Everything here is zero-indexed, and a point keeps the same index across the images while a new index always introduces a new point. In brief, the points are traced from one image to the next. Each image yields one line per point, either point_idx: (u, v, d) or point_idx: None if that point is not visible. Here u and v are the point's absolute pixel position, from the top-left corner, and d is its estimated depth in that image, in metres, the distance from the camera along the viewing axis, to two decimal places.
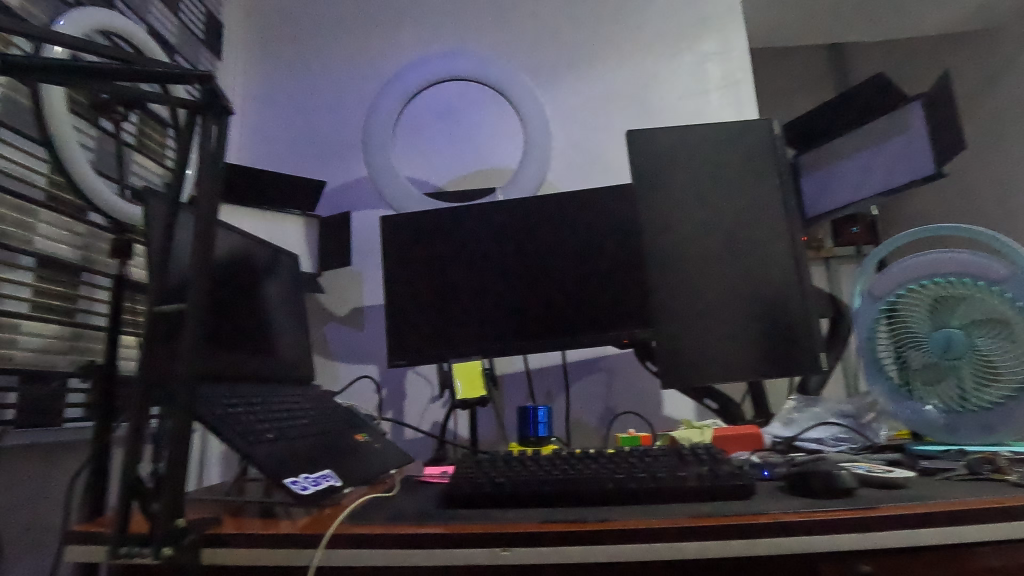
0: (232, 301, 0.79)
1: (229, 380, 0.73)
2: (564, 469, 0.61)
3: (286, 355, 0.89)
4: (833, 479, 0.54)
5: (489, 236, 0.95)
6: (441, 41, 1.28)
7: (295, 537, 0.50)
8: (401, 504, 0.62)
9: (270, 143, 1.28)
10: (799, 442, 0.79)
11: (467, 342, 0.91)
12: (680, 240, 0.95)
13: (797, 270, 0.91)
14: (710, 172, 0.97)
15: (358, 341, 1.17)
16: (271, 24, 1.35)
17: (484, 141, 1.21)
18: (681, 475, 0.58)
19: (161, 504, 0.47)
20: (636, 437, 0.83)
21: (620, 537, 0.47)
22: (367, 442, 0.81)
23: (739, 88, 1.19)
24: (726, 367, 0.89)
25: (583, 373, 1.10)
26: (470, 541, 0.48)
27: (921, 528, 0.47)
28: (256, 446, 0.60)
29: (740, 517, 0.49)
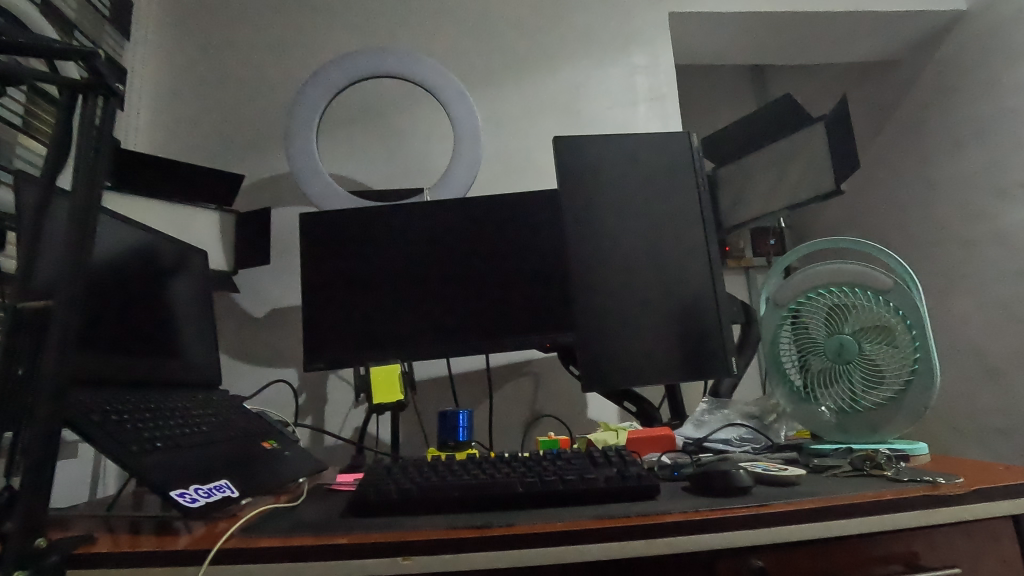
0: (124, 298, 0.73)
1: (117, 384, 0.67)
2: (476, 474, 0.60)
3: (189, 358, 0.83)
4: (731, 478, 0.57)
5: (414, 237, 0.93)
6: (372, 35, 1.25)
7: (178, 553, 0.47)
8: (305, 514, 0.59)
9: (183, 130, 1.20)
10: (708, 442, 0.82)
11: (388, 344, 0.89)
12: (604, 244, 0.96)
13: (712, 277, 0.95)
14: (633, 181, 0.99)
15: (275, 344, 1.12)
16: (188, 5, 1.27)
17: (414, 141, 1.19)
18: (590, 478, 0.58)
19: (16, 522, 0.42)
20: (555, 440, 0.83)
21: (523, 541, 0.47)
22: (275, 449, 0.77)
23: (664, 101, 1.24)
24: (643, 371, 0.92)
25: (508, 377, 1.10)
26: (369, 551, 0.46)
27: (808, 523, 0.49)
28: (141, 456, 0.55)
29: (641, 518, 0.50)
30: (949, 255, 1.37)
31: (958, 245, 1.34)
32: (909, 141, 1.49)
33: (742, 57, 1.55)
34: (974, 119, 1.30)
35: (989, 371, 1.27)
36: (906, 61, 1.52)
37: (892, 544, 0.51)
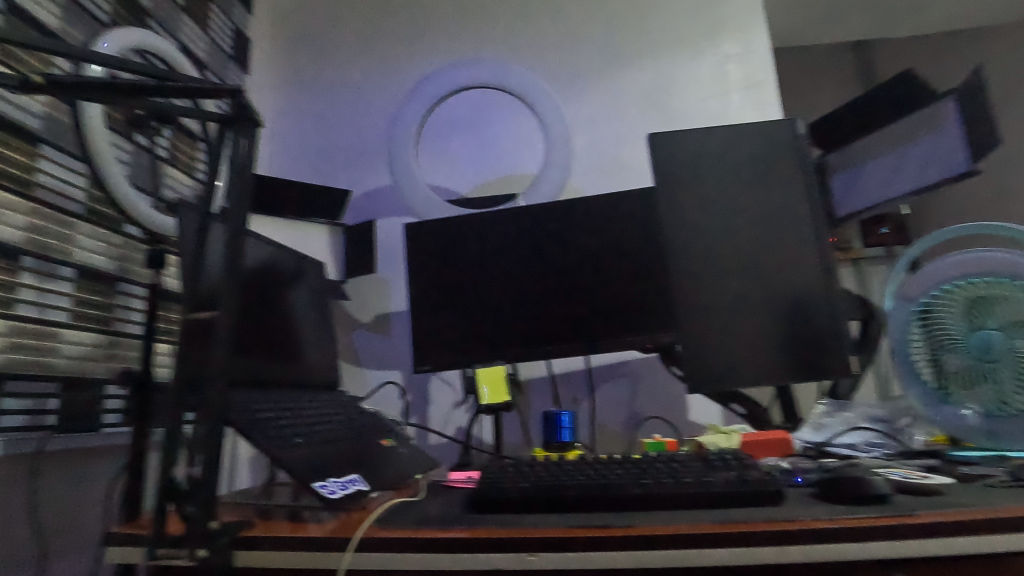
0: (260, 307, 0.81)
1: (258, 385, 0.75)
2: (589, 474, 0.61)
3: (314, 361, 0.91)
4: (865, 486, 0.53)
5: (511, 241, 0.95)
6: (460, 48, 1.29)
7: (325, 540, 0.51)
8: (428, 508, 0.62)
9: (297, 153, 1.31)
10: (831, 447, 0.77)
11: (490, 347, 0.92)
12: (706, 241, 0.94)
13: (826, 271, 0.90)
14: (733, 173, 0.96)
15: (383, 347, 1.19)
16: (296, 37, 1.38)
17: (506, 148, 1.22)
18: (708, 481, 0.57)
19: (195, 507, 0.49)
20: (662, 442, 0.81)
21: (647, 543, 0.47)
22: (393, 447, 0.81)
23: (761, 89, 1.18)
24: (752, 372, 0.88)
25: (606, 378, 1.10)
26: (497, 546, 0.48)
27: (960, 537, 0.45)
28: (286, 450, 0.61)
29: (768, 523, 0.48)
30: None
31: None
32: None
33: None
34: None
35: None
36: None
37: None
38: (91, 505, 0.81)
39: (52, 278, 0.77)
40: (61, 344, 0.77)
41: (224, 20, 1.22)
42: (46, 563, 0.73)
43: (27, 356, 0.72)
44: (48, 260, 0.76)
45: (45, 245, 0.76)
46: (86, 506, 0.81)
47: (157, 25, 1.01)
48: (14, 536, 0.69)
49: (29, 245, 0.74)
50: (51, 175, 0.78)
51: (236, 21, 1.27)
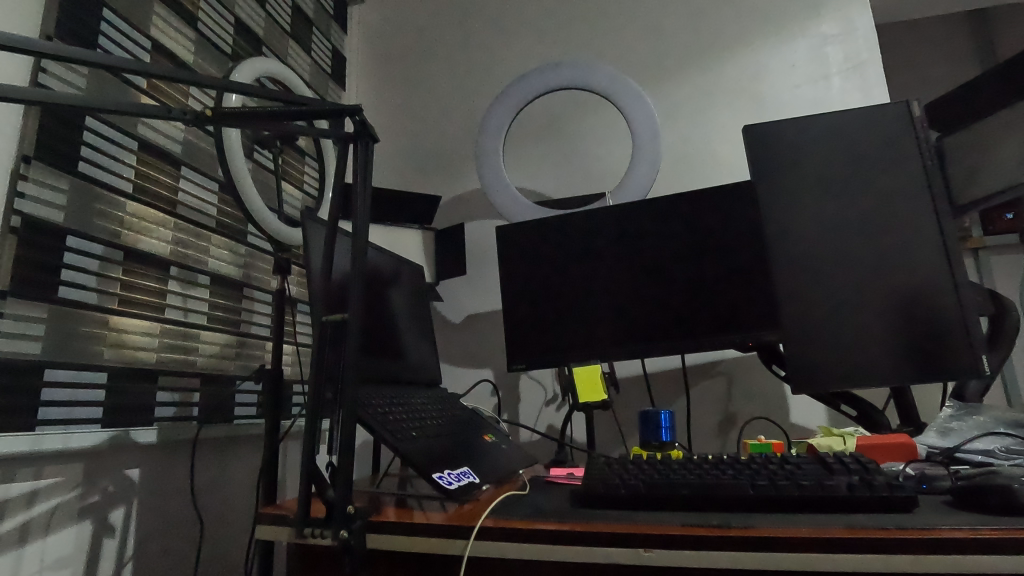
0: (373, 309, 0.87)
1: (372, 381, 0.80)
2: (699, 474, 0.60)
3: (417, 359, 0.96)
4: (1012, 494, 0.49)
5: (602, 240, 0.96)
6: (543, 51, 1.31)
7: (451, 528, 0.54)
8: (537, 502, 0.64)
9: (391, 161, 1.37)
10: (962, 453, 0.71)
11: (585, 346, 0.93)
12: (809, 235, 0.90)
13: (949, 262, 0.83)
14: (839, 162, 0.91)
15: (476, 346, 1.23)
16: (387, 51, 1.46)
17: (591, 147, 1.23)
18: (829, 484, 0.55)
19: (336, 492, 0.54)
20: (768, 444, 0.79)
21: (768, 544, 0.47)
22: (494, 442, 0.85)
23: (865, 70, 1.11)
24: (866, 372, 0.84)
25: (701, 376, 1.08)
26: (614, 540, 0.50)
27: None
28: (405, 442, 0.65)
29: (901, 530, 0.46)
30: None
31: None
32: None
33: None
34: None
35: None
36: None
37: None
38: (228, 488, 0.90)
39: (193, 285, 0.86)
40: (201, 344, 0.86)
41: (324, 41, 1.31)
42: (195, 538, 0.82)
43: (174, 355, 0.82)
44: (188, 269, 0.86)
45: (187, 256, 0.86)
46: (227, 489, 0.90)
47: (270, 52, 1.11)
48: (172, 513, 0.79)
49: (174, 257, 0.83)
50: (190, 193, 0.87)
51: (334, 41, 1.36)
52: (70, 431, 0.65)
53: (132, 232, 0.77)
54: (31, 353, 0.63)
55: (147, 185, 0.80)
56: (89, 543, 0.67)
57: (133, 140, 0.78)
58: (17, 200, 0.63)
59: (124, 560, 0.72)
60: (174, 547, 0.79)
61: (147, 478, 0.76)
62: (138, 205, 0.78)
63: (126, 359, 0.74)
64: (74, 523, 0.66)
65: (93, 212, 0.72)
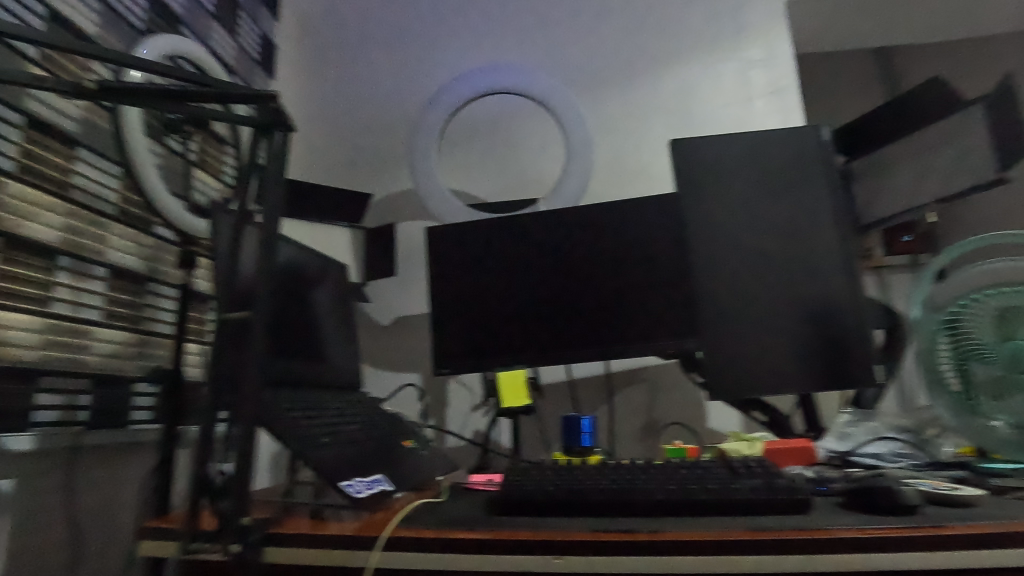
0: (289, 309, 0.82)
1: (283, 385, 0.76)
2: (614, 479, 0.61)
3: (337, 362, 0.92)
4: (895, 496, 0.53)
5: (532, 245, 0.96)
6: (483, 55, 1.30)
7: (354, 539, 0.52)
8: (451, 510, 0.62)
9: (322, 157, 1.32)
10: (856, 457, 0.76)
11: (512, 351, 0.92)
12: (728, 248, 0.94)
13: (851, 278, 0.89)
14: (758, 180, 0.95)
15: (403, 349, 1.20)
16: (321, 43, 1.41)
17: (526, 153, 1.23)
18: (734, 488, 0.57)
19: (229, 503, 0.50)
20: (683, 448, 0.81)
21: (674, 548, 0.47)
22: (414, 448, 0.82)
23: (785, 94, 1.17)
24: (775, 380, 0.88)
25: (625, 382, 1.10)
26: (524, 548, 0.49)
27: (991, 548, 0.45)
28: (314, 449, 0.62)
29: (796, 532, 0.48)
30: None
31: None
32: None
33: None
34: None
35: None
36: None
37: None
38: (120, 500, 0.83)
39: (86, 277, 0.79)
40: (94, 341, 0.79)
41: (252, 25, 1.24)
42: (75, 555, 0.74)
43: (61, 354, 0.74)
44: (81, 260, 0.78)
45: (81, 245, 0.78)
46: (116, 501, 0.82)
47: (189, 31, 1.04)
48: (47, 529, 0.71)
49: (66, 246, 0.76)
50: (86, 176, 0.79)
51: (264, 27, 1.29)
52: None
53: (14, 215, 0.69)
54: None
55: (34, 164, 0.72)
56: None
57: (18, 114, 0.71)
58: None
59: None
60: (51, 565, 0.71)
61: (19, 490, 0.68)
62: (23, 186, 0.70)
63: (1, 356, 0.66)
64: None
65: None
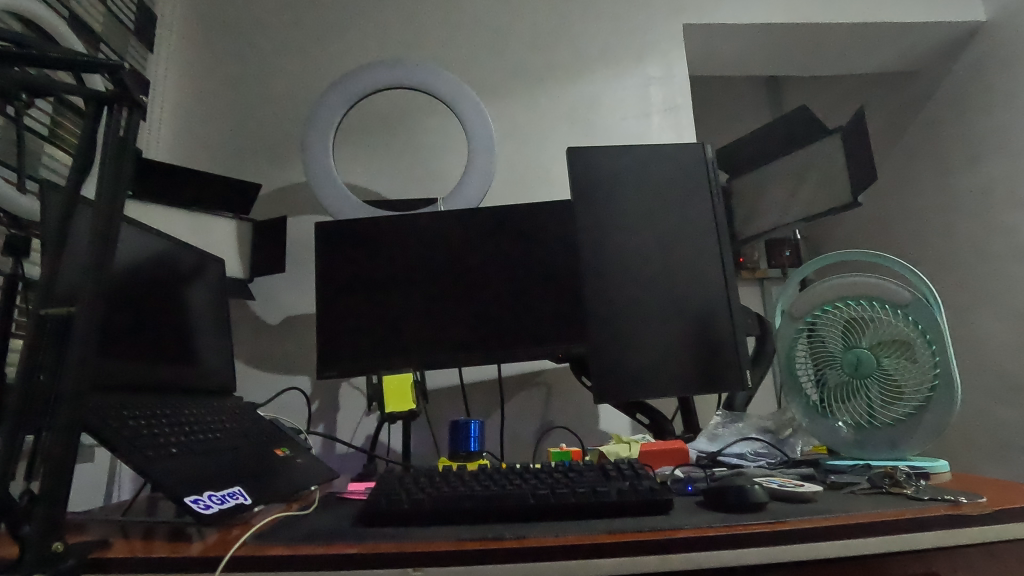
0: (145, 306, 0.74)
1: (133, 390, 0.68)
2: (488, 484, 0.60)
3: (206, 363, 0.84)
4: (746, 494, 0.56)
5: (426, 246, 0.94)
6: (388, 47, 1.26)
7: (192, 559, 0.47)
8: (316, 522, 0.59)
9: (205, 142, 1.22)
10: (722, 457, 0.81)
11: (401, 354, 0.89)
12: (618, 255, 0.96)
13: (726, 288, 0.95)
14: (647, 191, 0.99)
15: (290, 350, 1.13)
16: (210, 18, 1.30)
17: (428, 152, 1.20)
18: (602, 491, 0.57)
19: (35, 526, 0.43)
20: (566, 452, 0.82)
21: (534, 555, 0.47)
22: (287, 457, 0.77)
23: (678, 113, 1.24)
24: (655, 384, 0.91)
25: (519, 386, 1.10)
26: (382, 562, 0.46)
27: (824, 542, 0.48)
28: (156, 462, 0.56)
29: (653, 533, 0.49)
30: (973, 268, 1.33)
31: (980, 259, 1.32)
32: (929, 154, 1.47)
33: (758, 67, 1.54)
34: (996, 129, 1.29)
35: (1011, 388, 1.24)
36: (925, 73, 1.51)
37: (913, 566, 0.49)
38: None
39: None
40: None
41: None
42: None
43: None
44: None
45: None
46: None
47: None
48: None
49: None
50: None
51: None
52: None
53: None
54: None
55: None
56: None
57: None
58: None
59: None
60: None
61: None
62: None
63: None
64: None
65: None
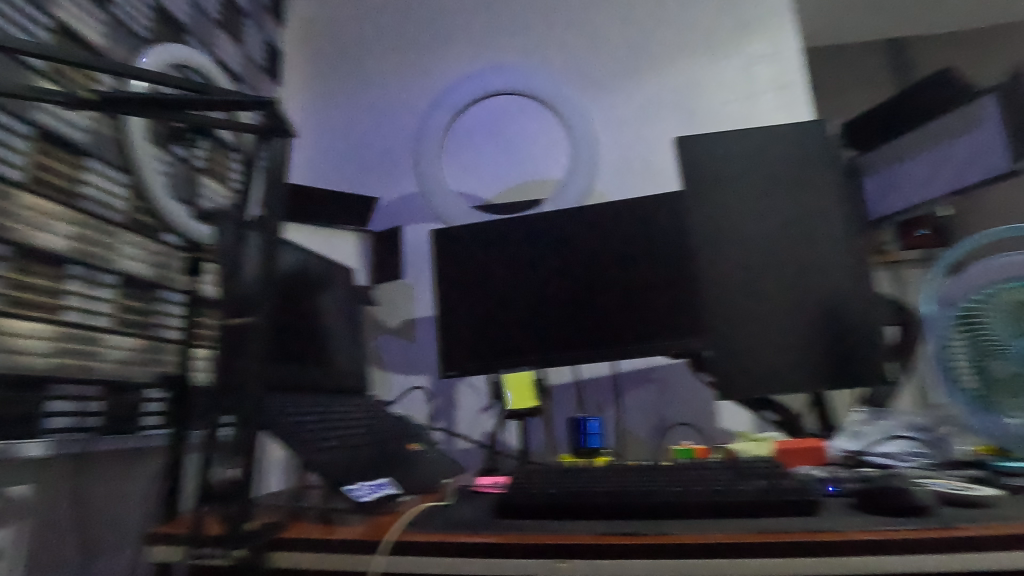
0: (294, 314, 0.82)
1: (290, 389, 0.77)
2: (620, 480, 0.60)
3: (343, 364, 0.92)
4: (907, 497, 0.51)
5: (537, 246, 0.95)
6: (486, 56, 1.30)
7: (357, 542, 0.51)
8: (456, 513, 0.62)
9: (328, 162, 1.33)
10: (869, 456, 0.75)
11: (518, 353, 0.92)
12: (735, 245, 0.92)
13: (861, 274, 0.87)
14: (763, 176, 0.94)
15: (410, 352, 1.20)
16: (325, 48, 1.42)
17: (530, 154, 1.23)
18: (741, 489, 0.56)
19: (234, 508, 0.50)
20: (692, 449, 0.80)
21: (678, 552, 0.46)
22: (420, 451, 0.82)
23: (790, 89, 1.16)
24: (784, 378, 0.86)
25: (634, 383, 1.09)
26: (528, 552, 0.48)
27: (1009, 552, 0.43)
28: (319, 454, 0.62)
29: (804, 534, 0.47)
30: None
31: None
32: None
33: None
34: None
35: None
36: None
37: None
38: (132, 505, 0.84)
39: (97, 286, 0.80)
40: (105, 349, 0.80)
41: (257, 33, 1.26)
42: (88, 561, 0.76)
43: (72, 361, 0.75)
44: (91, 268, 0.79)
45: (91, 254, 0.79)
46: (130, 509, 0.83)
47: (195, 41, 1.05)
48: (61, 536, 0.72)
49: (75, 254, 0.77)
50: (93, 185, 0.80)
51: (269, 34, 1.31)
52: None
53: (24, 226, 0.70)
54: None
55: (43, 175, 0.73)
56: None
57: (28, 126, 0.72)
58: None
59: None
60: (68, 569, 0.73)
61: (35, 496, 0.69)
62: (31, 198, 0.72)
63: (15, 364, 0.68)
64: None
65: None
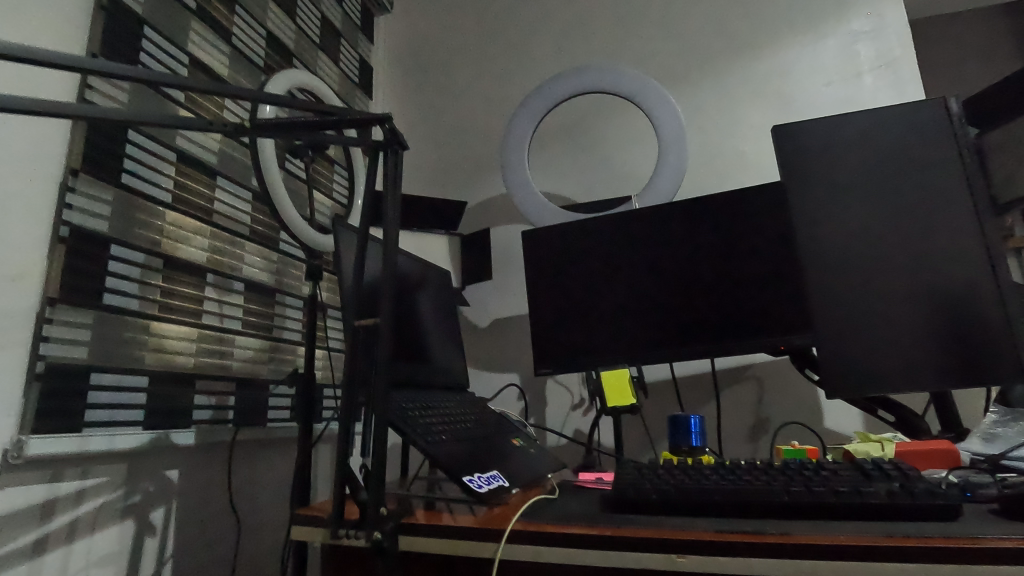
0: (401, 315, 0.88)
1: (400, 385, 0.82)
2: (734, 479, 0.59)
3: (444, 362, 0.97)
4: None
5: (628, 244, 0.96)
6: (567, 56, 1.32)
7: (478, 529, 0.54)
8: (566, 506, 0.64)
9: (418, 169, 1.39)
10: (1013, 460, 0.68)
11: (613, 350, 0.92)
12: (842, 235, 0.88)
13: (992, 263, 0.80)
14: (872, 161, 0.89)
15: (502, 350, 1.23)
16: (411, 61, 1.49)
17: (615, 151, 1.23)
18: (868, 491, 0.53)
19: (369, 493, 0.55)
20: (802, 450, 0.78)
21: (805, 553, 0.45)
22: (522, 447, 0.85)
23: (898, 67, 1.08)
24: (902, 377, 0.81)
25: (731, 381, 1.06)
26: (646, 546, 0.49)
27: None
28: (435, 446, 0.66)
29: (942, 539, 0.45)
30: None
31: None
32: None
33: None
34: None
35: None
36: None
37: None
38: (266, 489, 0.93)
39: (228, 292, 0.88)
40: (236, 349, 0.88)
41: (352, 51, 1.34)
42: (235, 536, 0.85)
43: (210, 359, 0.84)
44: (223, 276, 0.88)
45: (222, 263, 0.88)
46: (265, 493, 0.92)
47: (301, 64, 1.14)
48: (212, 513, 0.82)
49: (210, 264, 0.85)
50: (223, 201, 0.89)
51: (362, 52, 1.39)
52: (114, 433, 0.68)
53: (170, 240, 0.79)
54: (76, 358, 0.65)
55: (184, 195, 0.82)
56: (133, 543, 0.70)
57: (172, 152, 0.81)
58: (64, 211, 0.66)
59: (165, 556, 0.74)
60: (219, 543, 0.82)
61: (187, 478, 0.78)
62: (176, 215, 0.81)
63: (166, 363, 0.77)
64: (118, 522, 0.68)
65: (135, 222, 0.74)
